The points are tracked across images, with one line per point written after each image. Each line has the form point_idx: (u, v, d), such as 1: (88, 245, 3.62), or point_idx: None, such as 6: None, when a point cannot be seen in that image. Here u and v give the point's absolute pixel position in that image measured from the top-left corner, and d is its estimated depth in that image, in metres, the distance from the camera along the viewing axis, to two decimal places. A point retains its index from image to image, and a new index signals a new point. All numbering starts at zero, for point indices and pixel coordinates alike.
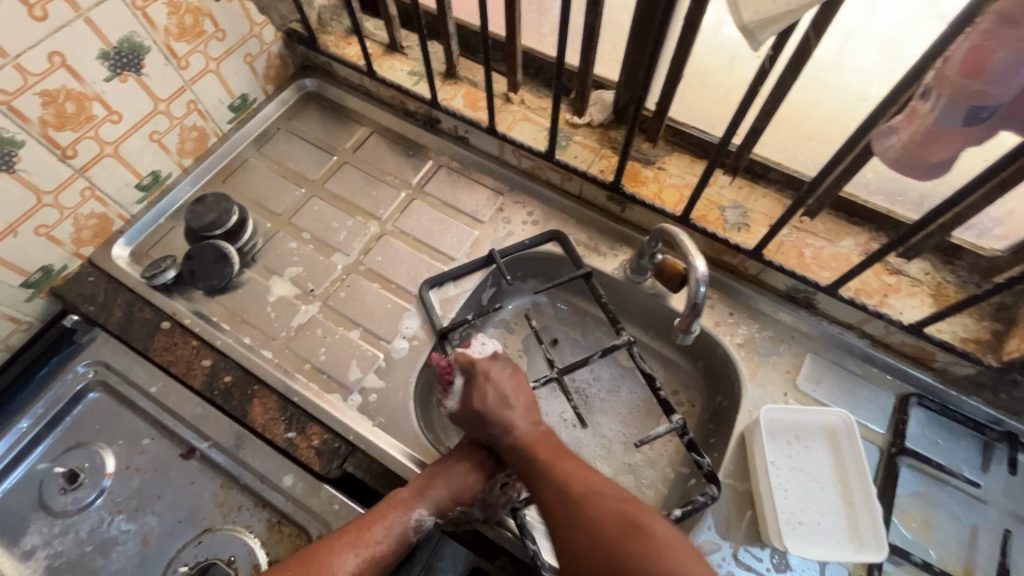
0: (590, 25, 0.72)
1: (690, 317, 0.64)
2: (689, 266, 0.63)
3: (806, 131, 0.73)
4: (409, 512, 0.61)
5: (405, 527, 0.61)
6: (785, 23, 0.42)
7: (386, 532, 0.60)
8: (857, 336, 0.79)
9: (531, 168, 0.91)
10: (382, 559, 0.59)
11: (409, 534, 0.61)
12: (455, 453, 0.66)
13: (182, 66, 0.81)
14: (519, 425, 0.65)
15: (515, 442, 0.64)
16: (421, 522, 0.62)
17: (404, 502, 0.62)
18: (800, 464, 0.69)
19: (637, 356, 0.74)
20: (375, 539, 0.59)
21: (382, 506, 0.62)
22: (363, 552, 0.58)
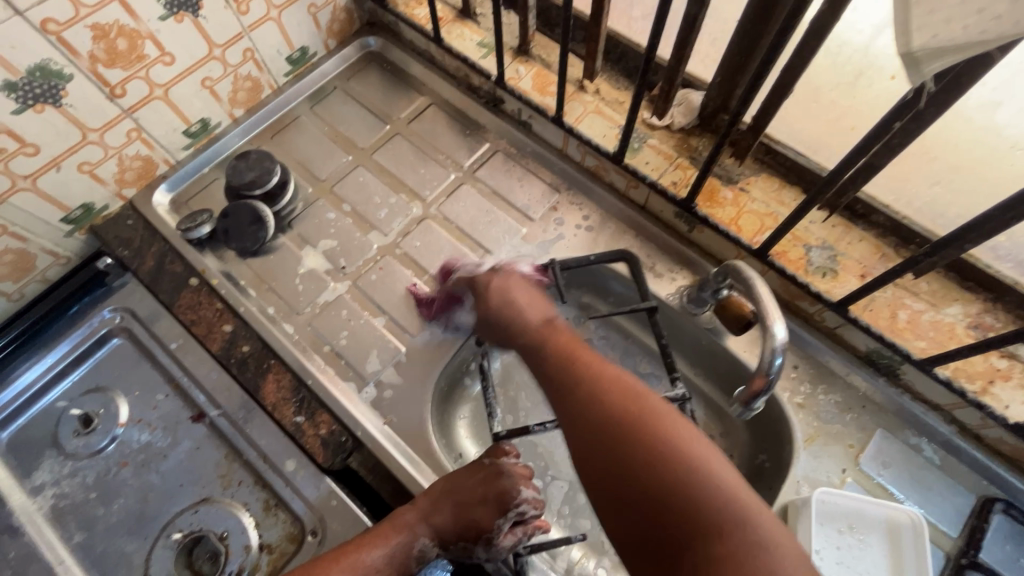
0: (691, 16, 0.62)
1: (758, 386, 0.54)
2: (765, 330, 0.54)
3: (932, 173, 0.63)
4: (413, 538, 0.59)
5: (407, 551, 0.58)
6: (968, 55, 0.32)
7: (386, 557, 0.57)
8: (944, 420, 0.67)
9: (594, 167, 0.82)
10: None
11: (409, 560, 0.58)
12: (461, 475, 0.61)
13: (242, 11, 0.76)
14: (530, 317, 0.65)
15: (524, 332, 0.64)
16: (425, 551, 0.59)
17: (407, 526, 0.59)
18: (849, 560, 0.60)
19: (688, 415, 0.64)
20: (372, 565, 0.56)
21: (383, 527, 0.59)
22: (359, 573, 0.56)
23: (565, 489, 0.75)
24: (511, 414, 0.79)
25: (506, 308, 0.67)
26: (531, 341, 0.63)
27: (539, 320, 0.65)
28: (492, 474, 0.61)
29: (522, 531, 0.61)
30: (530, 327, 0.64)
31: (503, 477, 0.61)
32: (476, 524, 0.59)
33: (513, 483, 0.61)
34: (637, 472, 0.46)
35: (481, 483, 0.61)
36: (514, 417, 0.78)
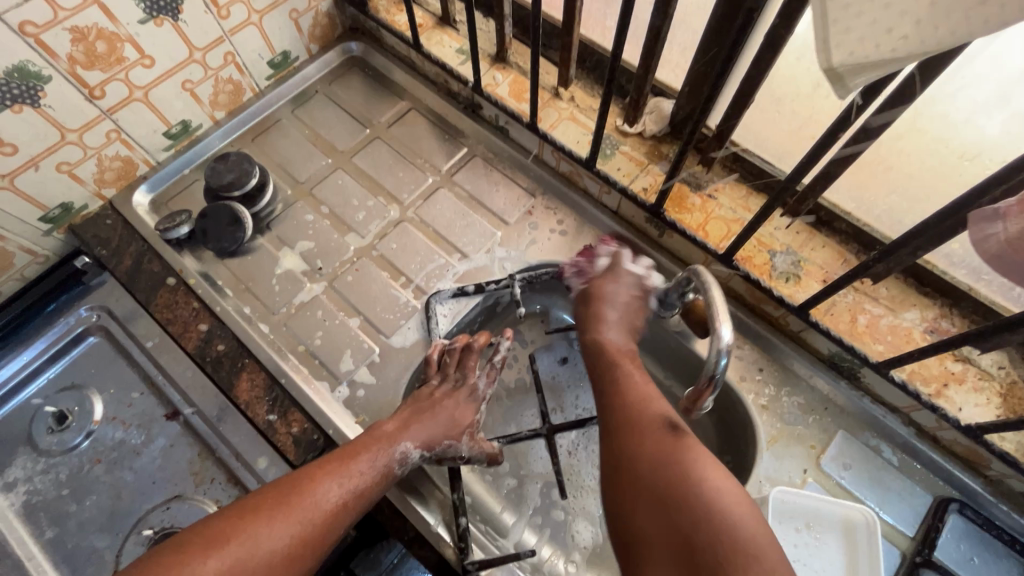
0: (656, 26, 0.64)
1: (704, 392, 0.56)
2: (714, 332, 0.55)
3: (888, 184, 0.63)
4: (394, 445, 0.62)
5: (389, 460, 0.61)
6: (882, 71, 0.34)
7: (371, 465, 0.60)
8: (902, 422, 0.69)
9: (568, 173, 0.83)
10: (367, 491, 0.59)
11: (393, 466, 0.62)
12: (436, 396, 0.68)
13: (223, 15, 0.78)
14: (612, 331, 0.70)
15: (605, 343, 0.69)
16: (406, 455, 0.63)
17: (387, 438, 0.62)
18: (805, 557, 0.62)
19: None
20: (359, 471, 0.59)
21: (364, 445, 0.61)
22: (347, 483, 0.58)
23: (540, 487, 0.76)
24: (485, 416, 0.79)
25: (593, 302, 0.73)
26: (609, 351, 0.68)
27: (617, 332, 0.70)
28: (466, 392, 0.70)
29: (479, 444, 0.68)
30: (607, 341, 0.69)
31: (475, 393, 0.70)
32: (444, 428, 0.66)
33: (477, 413, 0.70)
34: (660, 495, 0.51)
35: (452, 397, 0.69)
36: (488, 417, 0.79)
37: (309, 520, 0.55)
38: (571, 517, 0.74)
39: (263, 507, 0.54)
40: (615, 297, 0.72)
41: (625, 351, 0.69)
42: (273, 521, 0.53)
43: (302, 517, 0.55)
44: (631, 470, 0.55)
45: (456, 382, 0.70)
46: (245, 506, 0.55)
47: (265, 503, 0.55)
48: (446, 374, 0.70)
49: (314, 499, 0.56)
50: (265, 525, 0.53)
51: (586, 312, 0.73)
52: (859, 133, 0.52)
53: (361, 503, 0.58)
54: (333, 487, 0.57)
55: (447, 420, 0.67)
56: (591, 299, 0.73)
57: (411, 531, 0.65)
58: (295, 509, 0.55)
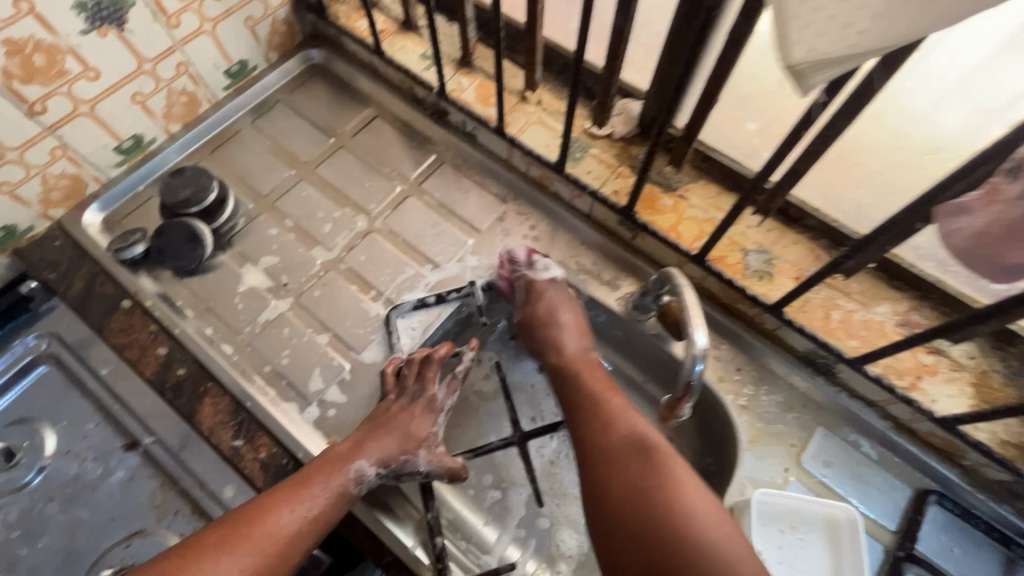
0: (619, 27, 0.63)
1: (682, 398, 0.55)
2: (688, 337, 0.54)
3: (854, 179, 0.64)
4: (349, 465, 0.60)
5: (344, 481, 0.58)
6: (846, 67, 0.33)
7: (325, 488, 0.57)
8: (879, 416, 0.69)
9: (539, 177, 0.82)
10: (322, 516, 0.56)
11: (350, 487, 0.59)
12: (392, 411, 0.65)
13: (173, 24, 0.74)
14: (569, 348, 0.70)
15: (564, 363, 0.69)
16: (362, 474, 0.60)
17: (340, 459, 0.60)
18: (790, 559, 0.61)
19: None
20: (313, 495, 0.57)
21: (317, 468, 0.59)
22: (300, 508, 0.56)
23: (526, 497, 0.74)
24: (455, 426, 0.77)
25: (550, 320, 0.71)
26: (569, 367, 0.68)
27: (575, 348, 0.70)
28: (423, 404, 0.67)
29: (440, 457, 0.64)
30: (570, 356, 0.70)
31: (433, 403, 0.67)
32: (400, 443, 0.63)
33: (436, 424, 0.67)
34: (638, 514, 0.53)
35: (408, 410, 0.65)
36: (454, 425, 0.77)
37: (260, 551, 0.53)
38: (556, 525, 0.72)
39: (211, 542, 0.52)
40: (555, 310, 0.72)
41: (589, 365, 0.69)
42: (222, 555, 0.51)
43: (254, 548, 0.53)
44: (609, 484, 0.56)
45: (413, 395, 0.67)
46: (194, 540, 0.53)
47: (210, 538, 0.52)
48: (403, 388, 0.67)
49: (267, 530, 0.54)
50: (214, 560, 0.51)
51: (537, 328, 0.72)
52: (825, 131, 0.51)
53: (317, 530, 0.56)
54: (286, 514, 0.55)
55: (403, 434, 0.64)
56: (539, 319, 0.72)
57: (389, 554, 0.62)
58: (246, 540, 0.53)
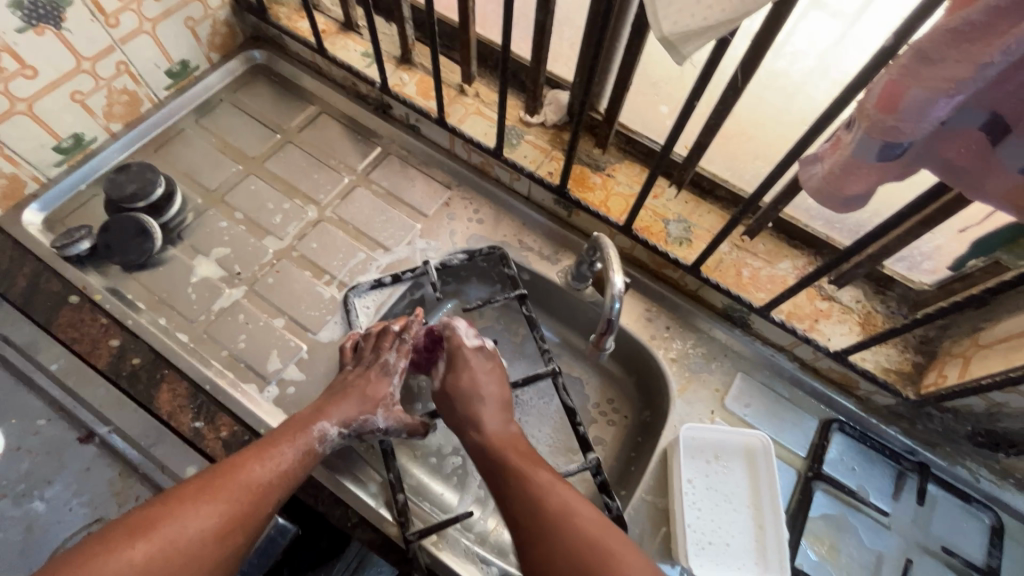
0: (540, 22, 0.70)
1: (604, 334, 0.64)
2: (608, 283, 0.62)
3: (750, 150, 0.73)
4: (311, 426, 0.64)
5: (309, 439, 0.63)
6: (706, 38, 0.40)
7: (291, 446, 0.61)
8: (788, 358, 0.79)
9: (480, 164, 0.88)
10: (292, 471, 0.60)
11: (314, 445, 0.63)
12: (350, 379, 0.70)
13: (112, 23, 0.76)
14: (487, 420, 0.67)
15: (480, 439, 0.66)
16: (325, 433, 0.64)
17: (304, 421, 0.64)
18: (716, 484, 0.69)
19: (561, 387, 0.75)
20: (281, 452, 0.60)
21: (286, 430, 0.63)
22: (270, 464, 0.59)
23: None
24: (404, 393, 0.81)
25: (463, 395, 0.69)
26: (489, 447, 0.65)
27: (495, 417, 0.67)
28: (377, 370, 0.70)
29: (396, 414, 0.70)
30: (488, 437, 0.66)
31: (387, 367, 0.71)
32: (359, 404, 0.67)
33: (392, 383, 0.71)
34: None
35: (364, 376, 0.70)
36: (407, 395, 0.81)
37: (236, 499, 0.56)
38: None
39: (187, 493, 0.55)
40: (472, 379, 0.70)
41: (506, 436, 0.66)
42: (199, 504, 0.54)
43: (229, 496, 0.55)
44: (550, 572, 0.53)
45: (367, 364, 0.71)
46: (172, 492, 0.55)
47: (187, 490, 0.55)
48: (360, 358, 0.72)
49: (240, 483, 0.57)
50: (191, 507, 0.54)
51: (453, 399, 0.70)
52: (718, 105, 0.60)
53: (287, 481, 0.59)
54: (260, 469, 0.58)
55: (361, 396, 0.68)
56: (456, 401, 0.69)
57: (355, 515, 0.66)
58: (222, 490, 0.56)
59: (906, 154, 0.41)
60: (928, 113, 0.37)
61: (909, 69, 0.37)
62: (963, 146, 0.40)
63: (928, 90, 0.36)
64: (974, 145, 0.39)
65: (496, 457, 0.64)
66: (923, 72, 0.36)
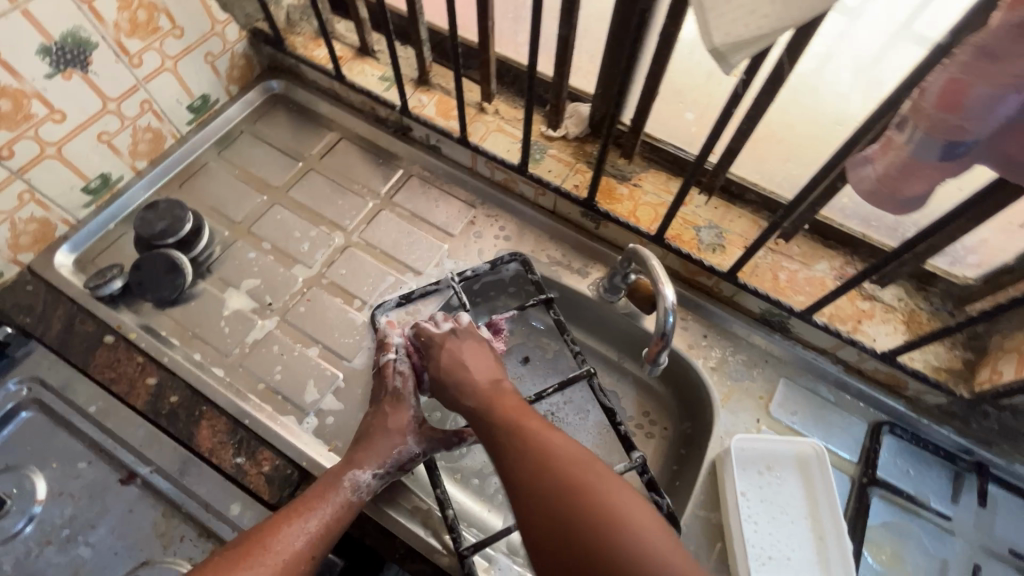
0: (563, 36, 0.70)
1: (657, 346, 0.61)
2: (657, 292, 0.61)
3: (782, 153, 0.72)
4: (344, 477, 0.61)
5: (343, 492, 0.60)
6: (758, 47, 0.39)
7: (326, 504, 0.59)
8: (831, 362, 0.77)
9: (503, 180, 0.88)
10: (330, 529, 0.58)
11: (350, 498, 0.60)
12: (371, 419, 0.67)
13: (135, 63, 0.77)
14: (481, 380, 0.65)
15: (479, 392, 0.63)
16: (359, 481, 0.61)
17: (336, 474, 0.61)
18: (771, 496, 0.67)
19: (598, 388, 0.72)
20: (315, 510, 0.58)
21: (317, 487, 0.60)
22: (304, 525, 0.57)
23: None
24: (438, 411, 0.80)
25: (450, 360, 0.67)
26: (480, 403, 0.62)
27: (488, 380, 0.65)
28: (391, 400, 0.67)
29: (428, 436, 0.66)
30: (484, 391, 0.63)
31: (400, 396, 0.67)
32: (387, 441, 0.64)
33: (410, 407, 0.67)
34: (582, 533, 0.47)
35: (380, 411, 0.67)
36: (444, 420, 0.79)
37: (272, 567, 0.53)
38: None
39: (221, 567, 0.53)
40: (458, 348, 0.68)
41: (500, 390, 0.63)
42: None
43: (265, 566, 0.53)
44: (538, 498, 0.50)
45: (381, 396, 0.68)
46: (200, 570, 0.52)
47: (220, 565, 0.53)
48: (381, 387, 0.69)
49: (276, 551, 0.54)
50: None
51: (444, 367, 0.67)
52: (752, 110, 0.59)
53: (324, 541, 0.57)
54: (293, 536, 0.56)
55: (389, 436, 0.65)
56: (445, 361, 0.67)
57: (403, 546, 0.64)
58: (256, 564, 0.53)
59: (967, 156, 0.40)
60: (994, 109, 0.36)
61: (971, 67, 0.36)
62: None
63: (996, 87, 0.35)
64: None
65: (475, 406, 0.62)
66: (987, 70, 0.35)
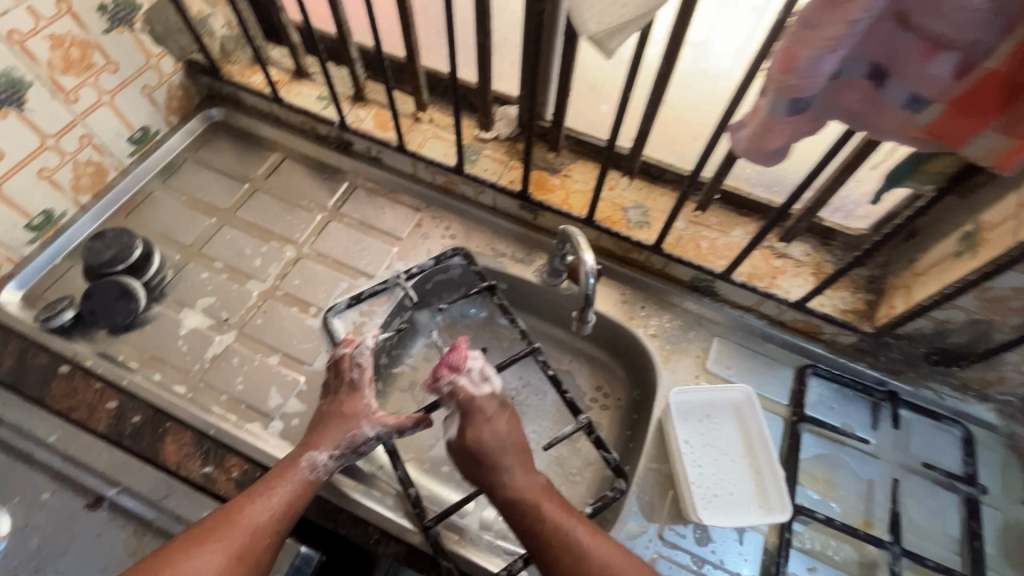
0: (481, 44, 0.76)
1: (582, 307, 0.68)
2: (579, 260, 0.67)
3: (688, 134, 0.80)
4: (302, 458, 0.64)
5: (302, 474, 0.63)
6: (629, 32, 0.46)
7: (288, 485, 0.62)
8: (757, 317, 0.85)
9: (445, 183, 0.93)
10: (292, 505, 0.61)
11: (307, 477, 0.63)
12: (326, 408, 0.70)
13: (72, 100, 0.79)
14: (513, 481, 0.64)
15: (515, 497, 0.63)
16: (316, 461, 0.64)
17: (294, 457, 0.64)
18: (711, 440, 0.74)
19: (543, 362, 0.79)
20: (278, 489, 0.61)
21: (279, 468, 0.63)
22: (266, 501, 0.60)
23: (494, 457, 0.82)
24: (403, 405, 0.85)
25: (478, 464, 0.66)
26: (521, 504, 0.63)
27: (515, 481, 0.64)
28: (347, 389, 0.71)
29: (380, 422, 0.69)
30: (517, 490, 0.63)
31: (355, 384, 0.71)
32: (341, 426, 0.67)
33: (364, 394, 0.70)
34: None
35: (337, 400, 0.70)
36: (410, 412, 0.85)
37: (237, 539, 0.56)
38: None
39: (192, 539, 0.56)
40: (487, 431, 0.67)
41: (539, 486, 0.65)
42: (207, 550, 0.55)
43: (231, 537, 0.56)
44: None
45: (337, 387, 0.71)
46: (171, 545, 0.55)
47: (193, 539, 0.56)
48: (340, 376, 0.72)
49: (241, 524, 0.57)
50: (193, 557, 0.54)
51: (477, 465, 0.66)
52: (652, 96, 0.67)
53: (286, 516, 0.60)
54: (255, 509, 0.59)
55: (342, 420, 0.67)
56: (479, 461, 0.66)
57: (376, 530, 0.67)
58: (224, 535, 0.56)
59: (809, 109, 0.47)
60: (820, 69, 0.43)
61: (798, 35, 0.43)
62: (857, 96, 0.46)
63: (816, 50, 0.42)
64: (863, 92, 0.46)
65: (524, 509, 0.62)
66: (808, 36, 0.42)
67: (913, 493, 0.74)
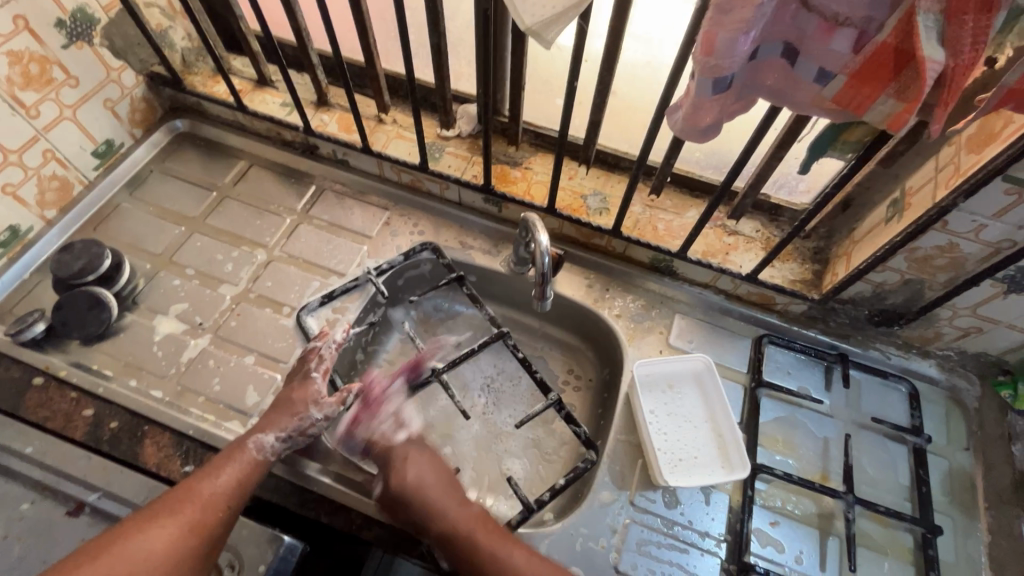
0: (436, 44, 0.79)
1: (542, 286, 0.72)
2: (536, 242, 0.71)
3: (639, 122, 0.84)
4: (250, 439, 0.67)
5: (251, 453, 0.66)
6: (563, 22, 0.50)
7: (238, 463, 0.65)
8: (715, 293, 0.90)
9: (411, 182, 0.96)
10: (243, 481, 0.64)
11: (257, 457, 0.66)
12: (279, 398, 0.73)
13: (33, 115, 0.80)
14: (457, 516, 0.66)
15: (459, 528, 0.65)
16: (263, 443, 0.67)
17: (244, 438, 0.68)
18: (675, 409, 0.78)
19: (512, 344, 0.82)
20: (229, 467, 0.64)
21: (229, 449, 0.67)
22: (218, 478, 0.63)
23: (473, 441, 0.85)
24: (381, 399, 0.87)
25: (414, 490, 0.67)
26: (454, 538, 0.65)
27: (457, 512, 0.67)
28: (300, 378, 0.74)
29: (329, 405, 0.71)
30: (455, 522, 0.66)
31: (306, 375, 0.74)
32: (290, 412, 0.70)
33: (315, 380, 0.73)
34: None
35: (290, 388, 0.73)
36: None
37: (190, 515, 0.59)
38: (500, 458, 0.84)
39: (147, 517, 0.59)
40: (416, 467, 0.70)
41: (477, 518, 0.67)
42: (160, 525, 0.58)
43: (183, 514, 0.59)
44: None
45: (295, 376, 0.75)
46: (127, 522, 0.58)
47: (147, 516, 0.59)
48: (300, 368, 0.76)
49: (193, 501, 0.61)
50: (144, 533, 0.57)
51: (405, 505, 0.67)
52: (599, 86, 0.71)
53: (238, 491, 0.63)
54: (209, 484, 0.62)
55: (290, 404, 0.71)
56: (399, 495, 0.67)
57: (358, 516, 0.69)
58: (176, 512, 0.59)
59: (732, 86, 0.52)
60: (737, 49, 0.47)
61: (715, 20, 0.47)
62: (775, 74, 0.51)
63: (732, 33, 0.46)
64: (781, 71, 0.51)
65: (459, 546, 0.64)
66: (724, 20, 0.46)
67: (865, 447, 0.79)
